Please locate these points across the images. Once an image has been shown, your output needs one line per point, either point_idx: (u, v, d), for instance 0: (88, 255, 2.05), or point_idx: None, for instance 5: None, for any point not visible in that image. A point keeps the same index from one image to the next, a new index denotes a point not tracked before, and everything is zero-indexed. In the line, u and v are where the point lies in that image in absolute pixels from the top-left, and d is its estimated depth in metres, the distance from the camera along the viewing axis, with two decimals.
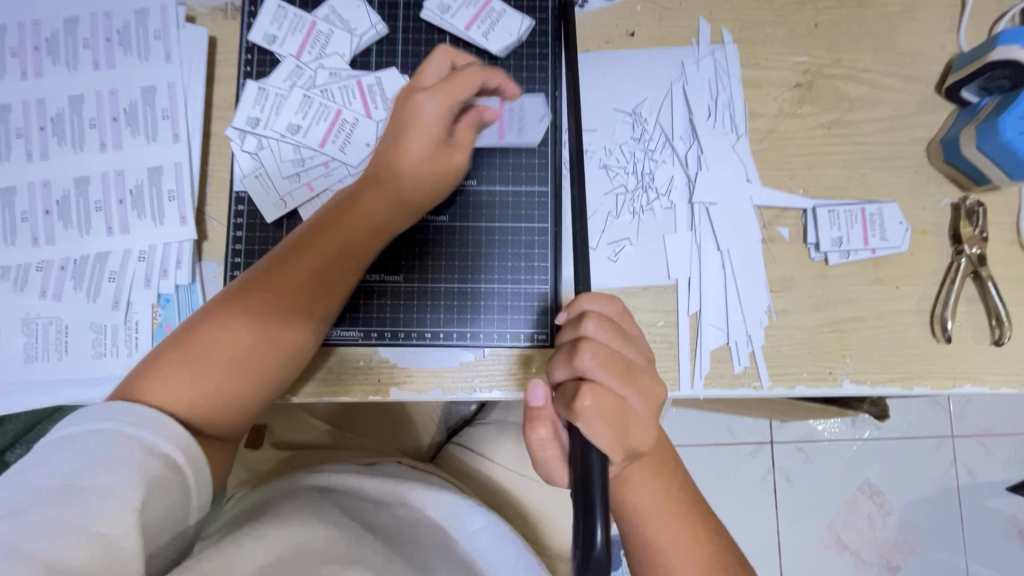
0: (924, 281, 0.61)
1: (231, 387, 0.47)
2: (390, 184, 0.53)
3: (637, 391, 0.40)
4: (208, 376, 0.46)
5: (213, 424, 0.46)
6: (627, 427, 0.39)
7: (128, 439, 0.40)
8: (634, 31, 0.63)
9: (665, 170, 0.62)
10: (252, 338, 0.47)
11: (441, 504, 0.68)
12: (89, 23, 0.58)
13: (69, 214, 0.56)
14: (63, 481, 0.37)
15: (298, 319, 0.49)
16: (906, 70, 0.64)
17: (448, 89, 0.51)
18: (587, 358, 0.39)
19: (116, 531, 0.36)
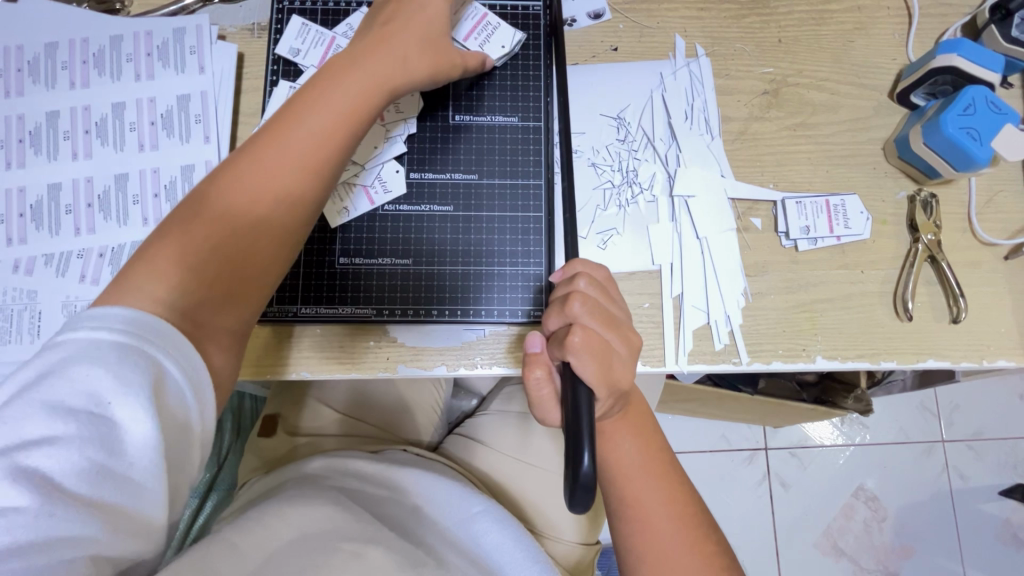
0: (887, 266, 0.67)
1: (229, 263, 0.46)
2: (378, 63, 0.54)
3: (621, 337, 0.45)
4: (200, 257, 0.45)
5: (203, 308, 0.45)
6: (611, 366, 0.44)
7: (143, 364, 0.38)
8: (617, 46, 0.71)
9: (647, 167, 0.68)
10: (214, 228, 0.46)
11: (439, 487, 0.72)
12: (132, 40, 0.65)
13: (108, 207, 0.62)
14: (95, 408, 0.36)
15: (273, 193, 0.48)
16: (861, 79, 0.71)
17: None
18: (579, 304, 0.44)
19: (146, 483, 0.37)
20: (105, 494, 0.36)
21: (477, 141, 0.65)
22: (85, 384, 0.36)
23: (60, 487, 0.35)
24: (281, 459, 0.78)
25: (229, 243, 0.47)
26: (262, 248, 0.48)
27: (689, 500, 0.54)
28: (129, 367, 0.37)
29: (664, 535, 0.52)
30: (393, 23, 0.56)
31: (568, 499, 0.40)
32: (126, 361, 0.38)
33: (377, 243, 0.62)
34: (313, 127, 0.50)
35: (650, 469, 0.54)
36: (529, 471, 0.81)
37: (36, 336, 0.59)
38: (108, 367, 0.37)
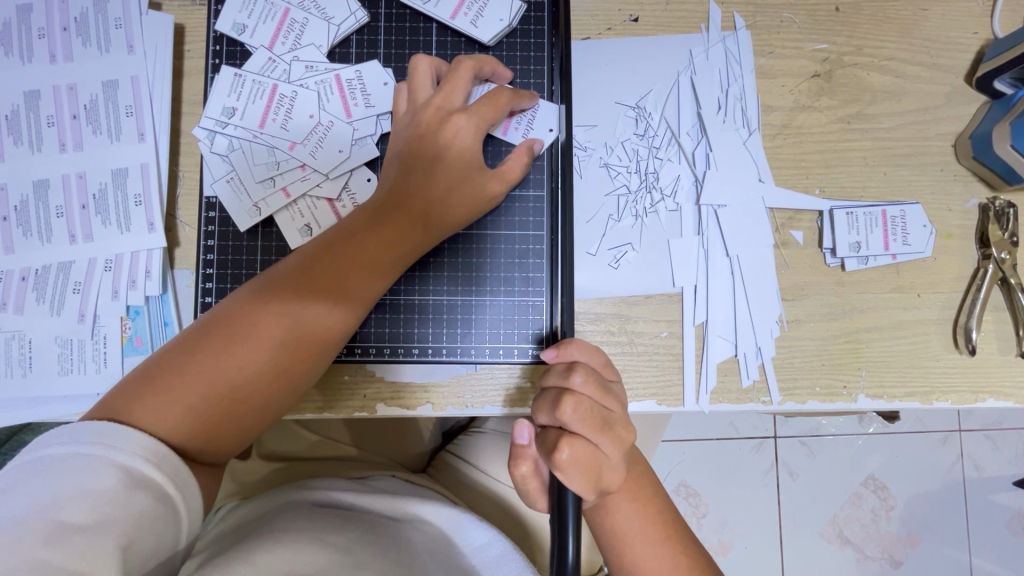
0: (948, 288, 0.57)
1: (236, 409, 0.44)
2: (421, 185, 0.48)
3: (614, 442, 0.40)
4: (211, 404, 0.43)
5: (208, 452, 0.44)
6: (600, 472, 0.40)
7: (97, 465, 0.37)
8: (638, 16, 0.58)
9: (670, 169, 0.57)
10: (234, 372, 0.44)
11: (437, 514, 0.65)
12: (44, 11, 0.53)
13: (28, 221, 0.52)
14: (32, 512, 0.34)
15: (292, 337, 0.46)
16: (934, 58, 0.58)
17: (480, 110, 0.49)
18: (570, 414, 0.38)
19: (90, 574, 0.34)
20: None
21: None
22: (36, 488, 0.35)
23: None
24: (259, 486, 0.71)
25: (250, 394, 0.45)
26: (269, 400, 0.46)
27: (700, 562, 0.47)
28: (92, 467, 0.37)
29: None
30: (434, 140, 0.48)
31: None
32: (84, 462, 0.37)
33: None
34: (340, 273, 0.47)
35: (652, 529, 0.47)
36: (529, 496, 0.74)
37: None
38: (66, 470, 0.36)
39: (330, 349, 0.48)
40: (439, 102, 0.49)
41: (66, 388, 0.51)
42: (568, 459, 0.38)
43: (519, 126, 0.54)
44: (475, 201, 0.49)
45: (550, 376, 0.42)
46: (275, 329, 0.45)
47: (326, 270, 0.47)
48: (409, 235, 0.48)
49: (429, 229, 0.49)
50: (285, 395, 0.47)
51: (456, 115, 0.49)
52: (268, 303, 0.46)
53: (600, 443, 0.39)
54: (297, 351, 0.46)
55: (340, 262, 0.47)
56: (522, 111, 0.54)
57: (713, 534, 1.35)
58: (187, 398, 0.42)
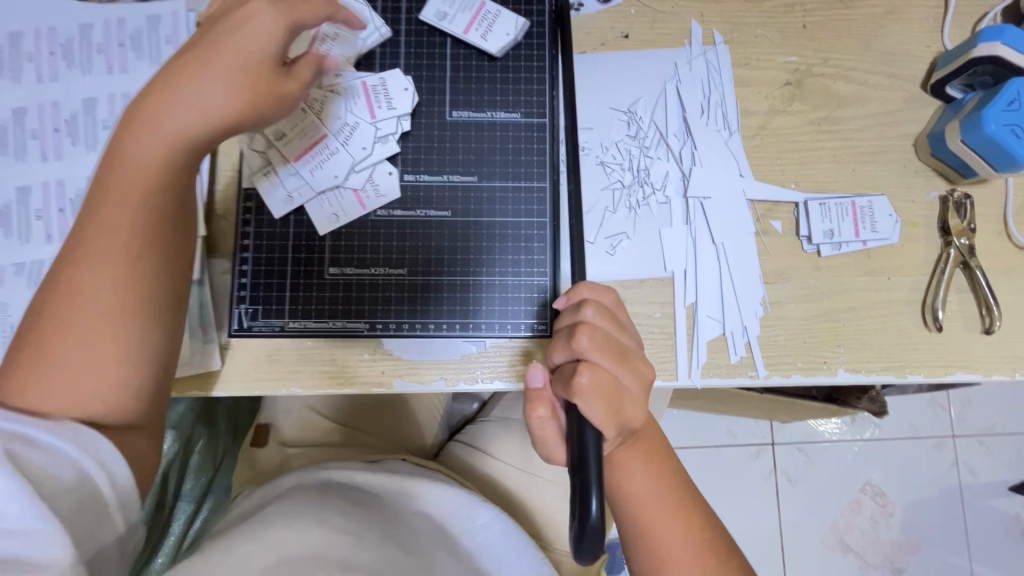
0: (916, 272, 0.63)
1: (112, 319, 0.44)
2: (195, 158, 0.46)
3: (631, 372, 0.40)
4: (47, 329, 0.44)
5: (90, 369, 0.44)
6: (620, 405, 0.40)
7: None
8: (628, 33, 0.65)
9: (660, 166, 0.63)
10: (69, 299, 0.44)
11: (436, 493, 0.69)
12: (102, 29, 0.60)
13: None
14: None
15: (109, 247, 0.45)
16: (893, 68, 0.66)
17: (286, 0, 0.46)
18: (585, 341, 0.39)
19: (27, 533, 0.37)
20: (3, 552, 0.37)
21: (473, 139, 0.61)
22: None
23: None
24: (277, 471, 0.75)
25: (50, 314, 0.44)
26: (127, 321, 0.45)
27: (699, 521, 0.51)
28: (1, 432, 0.40)
29: (671, 555, 0.49)
30: (218, 48, 0.45)
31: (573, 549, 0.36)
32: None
33: (370, 250, 0.58)
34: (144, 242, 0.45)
35: (660, 491, 0.51)
36: (533, 482, 0.77)
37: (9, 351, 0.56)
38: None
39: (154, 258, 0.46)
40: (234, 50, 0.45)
41: None
42: (587, 382, 0.39)
43: (380, 105, 0.59)
44: (208, 110, 0.45)
45: (562, 315, 0.43)
46: (87, 238, 0.45)
47: (95, 198, 0.45)
48: (174, 147, 0.45)
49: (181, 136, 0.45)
50: (163, 302, 0.47)
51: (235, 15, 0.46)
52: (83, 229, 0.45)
53: (617, 372, 0.40)
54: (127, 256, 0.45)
55: (101, 191, 0.45)
56: (376, 90, 0.59)
57: None
58: (74, 370, 0.43)
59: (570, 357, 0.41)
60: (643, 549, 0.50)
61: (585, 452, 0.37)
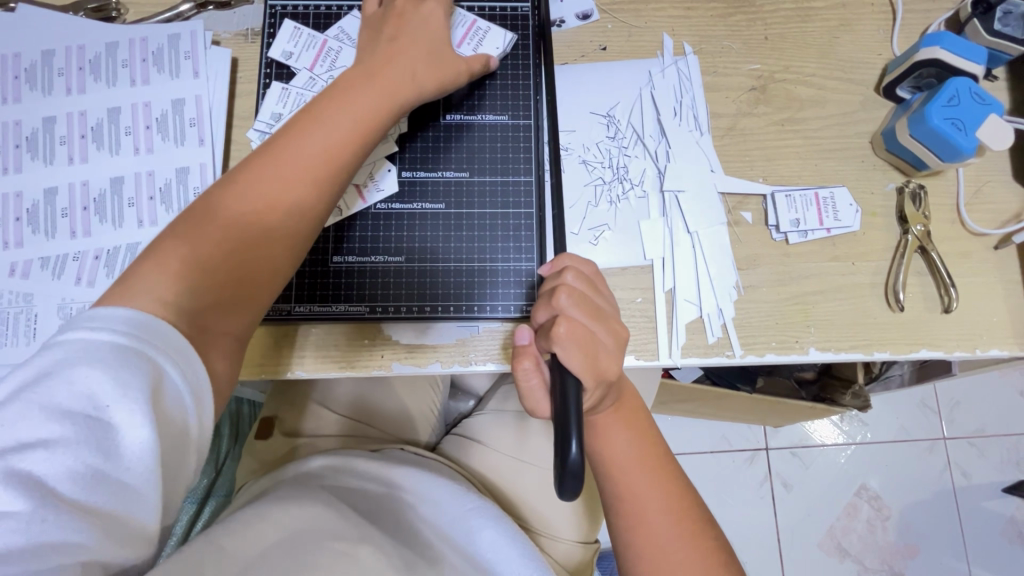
0: (878, 257, 0.67)
1: (268, 224, 0.49)
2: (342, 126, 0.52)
3: (607, 329, 0.46)
4: (228, 238, 0.48)
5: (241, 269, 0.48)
6: (596, 357, 0.45)
7: (147, 368, 0.38)
8: (606, 46, 0.72)
9: (638, 164, 0.69)
10: (224, 216, 0.48)
11: (418, 480, 0.71)
12: (127, 46, 0.66)
13: (104, 210, 0.63)
14: (90, 409, 0.36)
15: (291, 184, 0.50)
16: (848, 74, 0.72)
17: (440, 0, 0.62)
18: (565, 298, 0.44)
19: (138, 487, 0.37)
20: (98, 500, 0.36)
21: (465, 139, 0.66)
22: (64, 391, 0.36)
23: (48, 490, 0.35)
24: (280, 461, 0.79)
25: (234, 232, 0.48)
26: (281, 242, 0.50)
27: (675, 483, 0.54)
28: (124, 369, 0.37)
29: (648, 513, 0.53)
30: (406, 28, 0.59)
31: (556, 486, 0.40)
32: (119, 359, 0.38)
33: (371, 241, 0.63)
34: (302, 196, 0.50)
35: (641, 455, 0.54)
36: (526, 469, 0.80)
37: (33, 338, 0.60)
38: (107, 371, 0.37)
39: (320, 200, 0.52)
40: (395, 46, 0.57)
41: None
42: (566, 333, 0.44)
43: (325, 65, 0.66)
44: (408, 75, 0.56)
45: (544, 282, 0.49)
46: (272, 174, 0.50)
47: (307, 124, 0.52)
48: (379, 99, 0.54)
49: (392, 97, 0.55)
50: (279, 244, 0.50)
51: (421, 8, 0.61)
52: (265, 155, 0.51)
53: (595, 328, 0.45)
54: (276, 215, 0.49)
55: (314, 121, 0.52)
56: (328, 52, 0.66)
57: None
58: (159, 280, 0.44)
59: (550, 316, 0.46)
60: (623, 513, 0.53)
61: (567, 396, 0.41)
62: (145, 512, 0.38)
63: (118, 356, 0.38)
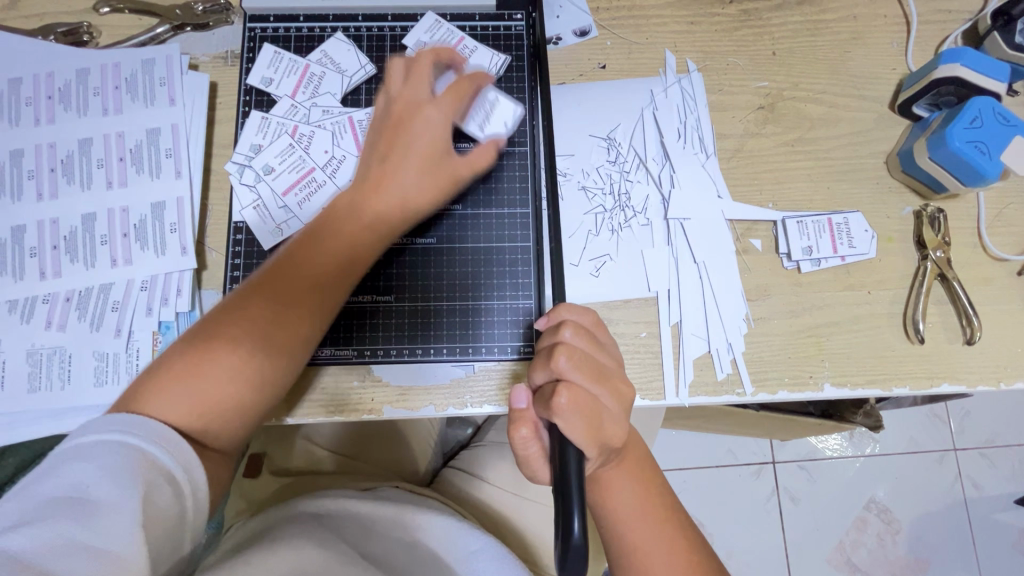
0: (895, 285, 0.64)
1: (248, 371, 0.47)
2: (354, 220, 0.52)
3: (610, 391, 0.43)
4: (219, 377, 0.46)
5: (232, 412, 0.47)
6: (600, 425, 0.42)
7: (131, 447, 0.40)
8: (605, 64, 0.68)
9: (640, 190, 0.65)
10: (214, 352, 0.46)
11: (431, 523, 0.67)
12: (99, 73, 0.63)
13: (75, 248, 0.59)
14: (74, 491, 0.38)
15: (280, 319, 0.49)
16: (861, 91, 0.68)
17: (445, 101, 0.53)
18: (564, 361, 0.41)
19: (121, 551, 0.37)
20: (76, 573, 0.35)
21: None
22: (53, 481, 0.38)
23: (29, 566, 0.35)
24: (269, 501, 0.75)
25: (225, 370, 0.46)
26: (270, 382, 0.48)
27: (683, 539, 0.51)
28: (110, 452, 0.40)
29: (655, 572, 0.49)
30: (408, 123, 0.53)
31: (558, 569, 0.37)
32: (107, 443, 0.40)
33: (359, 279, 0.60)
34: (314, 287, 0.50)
35: (647, 510, 0.51)
36: (528, 506, 0.76)
37: (1, 387, 0.56)
38: (95, 456, 0.39)
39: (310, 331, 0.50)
40: (407, 92, 0.54)
41: (100, 398, 0.56)
42: (568, 403, 0.40)
43: (307, 91, 0.63)
44: (400, 202, 0.53)
45: (542, 337, 0.46)
46: (263, 310, 0.49)
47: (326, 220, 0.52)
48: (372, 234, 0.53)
49: (386, 222, 0.53)
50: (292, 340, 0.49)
51: (427, 103, 0.53)
52: (260, 287, 0.50)
53: (598, 391, 0.42)
54: (269, 350, 0.48)
55: (332, 217, 0.52)
56: (311, 78, 0.63)
57: None
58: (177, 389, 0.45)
59: (550, 379, 0.43)
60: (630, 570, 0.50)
61: (567, 472, 0.39)
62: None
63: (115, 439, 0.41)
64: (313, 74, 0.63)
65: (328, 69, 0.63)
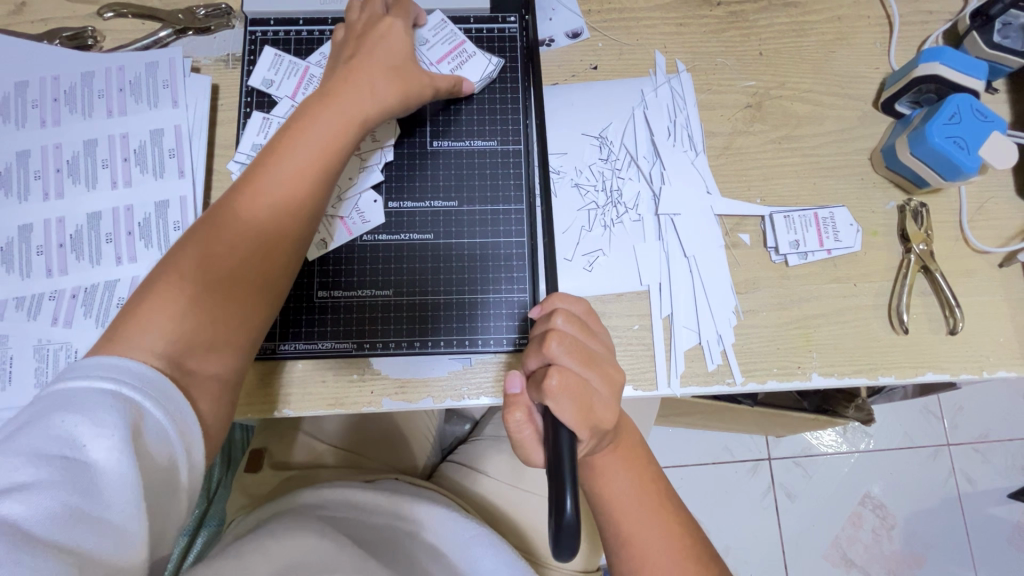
0: (880, 278, 0.66)
1: (236, 281, 0.49)
2: (314, 139, 0.53)
3: (600, 374, 0.45)
4: (196, 291, 0.47)
5: (221, 318, 0.48)
6: (591, 407, 0.43)
7: (127, 407, 0.40)
8: (597, 65, 0.70)
9: (632, 186, 0.67)
10: (182, 283, 0.47)
11: (433, 513, 0.69)
12: (104, 76, 0.64)
13: (81, 246, 0.61)
14: (70, 452, 0.38)
15: (263, 227, 0.51)
16: (846, 90, 0.70)
17: (396, 14, 0.60)
18: (556, 345, 0.43)
19: (121, 522, 0.38)
20: (81, 541, 0.37)
21: (451, 165, 0.65)
22: (47, 437, 0.38)
23: (34, 536, 0.35)
24: (269, 492, 0.75)
25: (206, 278, 0.48)
26: (259, 290, 0.50)
27: (676, 521, 0.52)
28: (105, 410, 0.39)
29: (651, 555, 0.51)
30: (363, 50, 0.57)
31: (553, 547, 0.39)
32: (101, 399, 0.40)
33: (358, 274, 0.61)
34: (281, 206, 0.51)
35: (640, 497, 0.52)
36: (526, 498, 0.77)
37: (7, 382, 0.58)
38: (89, 413, 0.39)
39: (294, 240, 0.52)
40: (362, 20, 0.59)
41: None
42: (559, 386, 0.42)
43: (306, 92, 0.64)
44: (366, 97, 0.55)
45: (535, 325, 0.48)
46: (244, 222, 0.50)
47: (284, 143, 0.52)
48: (342, 122, 0.54)
49: (346, 135, 0.54)
50: (263, 264, 0.51)
51: (381, 24, 0.58)
52: (233, 201, 0.51)
53: (588, 375, 0.44)
54: (251, 260, 0.50)
55: (290, 138, 0.53)
56: (311, 79, 0.64)
57: None
58: (149, 321, 0.45)
59: (543, 364, 0.45)
60: (624, 555, 0.52)
61: (560, 451, 0.40)
62: (127, 548, 0.38)
63: (104, 401, 0.40)
64: (313, 75, 0.64)
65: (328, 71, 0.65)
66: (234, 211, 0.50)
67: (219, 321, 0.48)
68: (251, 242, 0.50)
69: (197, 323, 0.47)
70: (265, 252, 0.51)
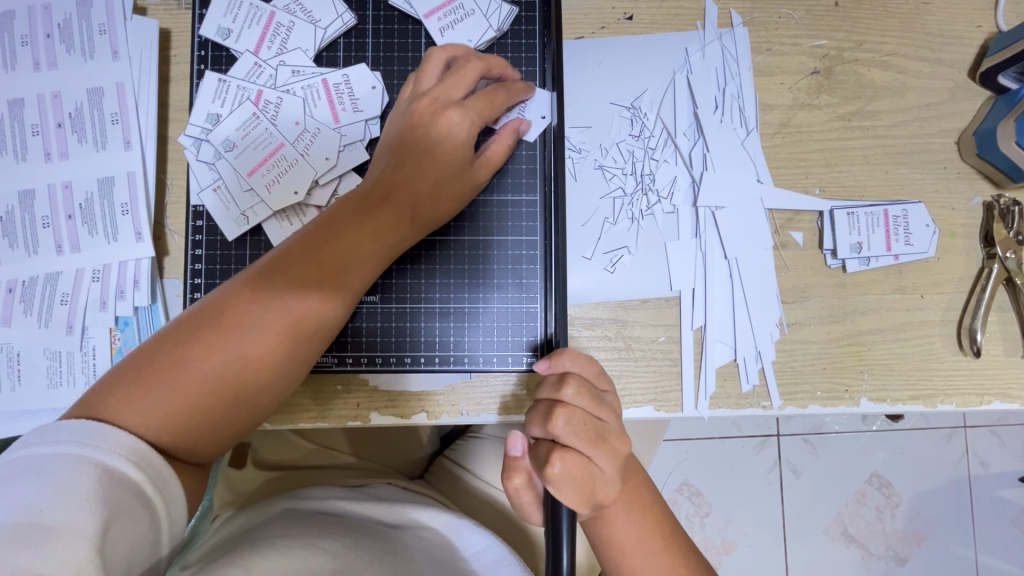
0: (952, 288, 0.56)
1: (215, 411, 0.42)
2: (355, 251, 0.46)
3: (607, 452, 0.41)
4: (203, 387, 0.42)
5: (196, 452, 0.42)
6: (593, 488, 0.40)
7: (95, 466, 0.36)
8: (633, 14, 0.57)
9: (666, 170, 0.56)
10: (195, 371, 0.42)
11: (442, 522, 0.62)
12: (27, 17, 0.53)
13: (14, 231, 0.52)
14: (22, 516, 0.32)
15: (286, 332, 0.44)
16: (937, 53, 0.57)
17: (474, 106, 0.48)
18: (561, 426, 0.39)
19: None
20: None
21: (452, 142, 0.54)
22: None
23: None
24: (256, 497, 0.70)
25: (218, 373, 0.42)
26: (258, 401, 0.44)
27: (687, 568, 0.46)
28: (71, 470, 0.35)
29: None
30: (427, 137, 0.48)
31: None
32: (61, 463, 0.35)
33: None
34: (306, 321, 0.45)
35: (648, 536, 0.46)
36: None
37: None
38: (50, 474, 0.34)
39: (275, 381, 0.45)
40: (435, 94, 0.48)
41: (53, 402, 0.51)
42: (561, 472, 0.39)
43: (273, 45, 0.53)
44: (423, 205, 0.48)
45: (542, 387, 0.43)
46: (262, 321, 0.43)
47: (327, 241, 0.45)
48: (387, 239, 0.47)
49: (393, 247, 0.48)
50: (273, 378, 0.44)
51: (448, 112, 0.48)
52: (260, 285, 0.44)
53: (594, 455, 0.40)
54: (263, 367, 0.43)
55: (333, 237, 0.46)
56: (277, 28, 0.53)
57: (715, 533, 1.13)
58: (146, 405, 0.40)
59: (545, 436, 0.41)
60: None
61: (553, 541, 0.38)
62: None
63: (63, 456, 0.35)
64: (280, 23, 0.53)
65: (299, 17, 0.53)
66: (256, 300, 0.44)
67: (212, 424, 0.42)
68: (266, 345, 0.43)
69: (198, 425, 0.42)
70: (276, 355, 0.44)
